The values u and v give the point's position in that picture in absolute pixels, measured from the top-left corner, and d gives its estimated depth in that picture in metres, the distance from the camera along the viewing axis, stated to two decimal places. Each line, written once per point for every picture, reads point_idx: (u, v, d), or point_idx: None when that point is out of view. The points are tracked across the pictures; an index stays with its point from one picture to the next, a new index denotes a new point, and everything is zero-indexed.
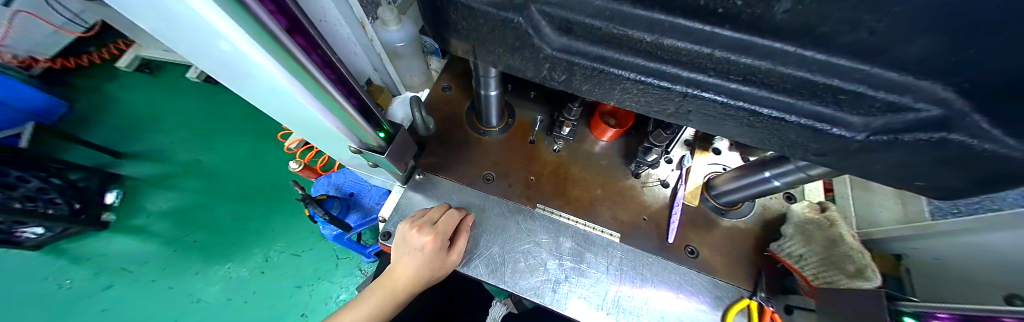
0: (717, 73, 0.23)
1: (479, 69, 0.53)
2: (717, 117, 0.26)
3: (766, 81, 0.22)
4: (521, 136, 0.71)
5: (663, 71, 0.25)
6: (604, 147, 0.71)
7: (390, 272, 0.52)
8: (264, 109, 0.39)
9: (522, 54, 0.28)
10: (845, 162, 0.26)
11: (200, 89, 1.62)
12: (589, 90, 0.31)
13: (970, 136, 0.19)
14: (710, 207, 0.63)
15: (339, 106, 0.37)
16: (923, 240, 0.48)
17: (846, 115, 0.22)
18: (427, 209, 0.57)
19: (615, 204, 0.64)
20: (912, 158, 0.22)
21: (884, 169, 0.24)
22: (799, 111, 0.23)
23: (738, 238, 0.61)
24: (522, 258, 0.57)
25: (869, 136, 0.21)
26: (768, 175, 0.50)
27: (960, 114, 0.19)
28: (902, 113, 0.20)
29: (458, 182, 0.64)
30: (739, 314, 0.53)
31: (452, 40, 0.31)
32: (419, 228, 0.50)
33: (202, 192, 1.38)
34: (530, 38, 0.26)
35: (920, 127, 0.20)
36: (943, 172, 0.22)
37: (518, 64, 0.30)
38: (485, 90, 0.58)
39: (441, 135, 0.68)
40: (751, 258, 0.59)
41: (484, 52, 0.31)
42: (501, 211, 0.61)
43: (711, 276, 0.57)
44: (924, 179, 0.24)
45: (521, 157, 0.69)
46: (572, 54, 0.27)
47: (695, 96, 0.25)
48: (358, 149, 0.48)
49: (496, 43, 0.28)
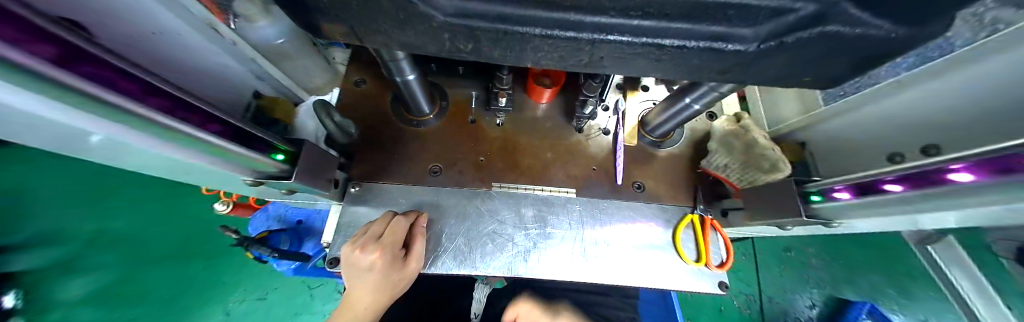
0: (618, 12, 0.21)
1: (383, 54, 0.46)
2: (628, 57, 0.26)
3: (664, 12, 0.20)
4: (458, 118, 0.67)
5: (569, 20, 0.22)
6: (546, 109, 0.70)
7: (347, 299, 0.48)
8: (65, 152, 0.27)
9: (412, 27, 0.24)
10: (746, 74, 0.27)
11: (44, 155, 1.24)
12: (501, 56, 0.28)
13: (844, 25, 0.19)
14: (648, 142, 0.67)
15: (201, 141, 0.29)
16: (823, 125, 0.57)
17: (739, 30, 0.21)
18: (370, 223, 0.53)
19: (567, 162, 0.66)
20: (801, 55, 0.23)
21: (779, 73, 0.26)
22: (699, 35, 0.22)
23: (676, 164, 0.66)
24: (489, 240, 0.56)
25: (760, 45, 0.22)
26: (688, 101, 0.53)
27: (835, 7, 0.18)
28: (786, 18, 0.20)
29: (403, 183, 0.59)
30: (686, 229, 0.60)
31: (320, 24, 0.25)
32: (363, 247, 0.46)
33: (120, 264, 1.12)
34: (413, 7, 0.21)
35: (802, 27, 0.20)
36: (827, 63, 0.24)
37: (415, 40, 0.26)
38: (401, 76, 0.51)
39: (369, 137, 0.61)
40: (688, 178, 0.65)
41: (369, 33, 0.25)
42: (458, 201, 0.59)
43: (659, 203, 0.62)
44: (812, 74, 0.26)
45: (464, 140, 0.65)
46: (468, 17, 0.22)
47: (603, 40, 0.23)
48: (255, 180, 0.40)
49: (373, 17, 0.23)
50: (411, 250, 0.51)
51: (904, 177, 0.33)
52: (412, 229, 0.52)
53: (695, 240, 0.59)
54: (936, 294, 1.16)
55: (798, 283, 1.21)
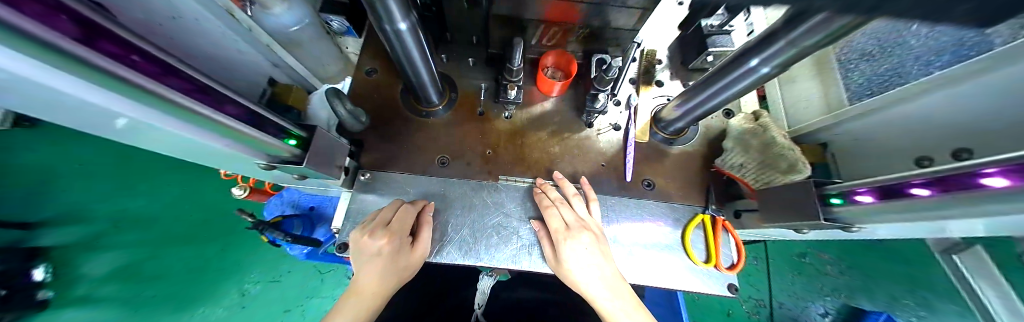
0: None
1: (391, 41, 0.46)
2: None
3: None
4: (466, 110, 0.67)
5: None
6: (555, 102, 0.70)
7: (354, 285, 0.49)
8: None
9: None
10: None
11: (69, 138, 1.29)
12: None
13: None
14: (659, 139, 0.66)
15: (223, 127, 0.30)
16: (844, 125, 0.53)
17: None
18: (378, 210, 0.54)
19: (575, 157, 0.65)
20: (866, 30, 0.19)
21: None
22: None
23: (688, 162, 0.65)
24: (494, 232, 0.56)
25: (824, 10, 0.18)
26: (755, 63, 0.38)
27: None
28: None
29: (411, 173, 0.59)
30: (696, 229, 0.59)
31: None
32: (372, 233, 0.47)
33: (144, 246, 1.19)
34: None
35: None
36: None
37: None
38: (389, 23, 0.41)
39: (379, 126, 0.62)
40: (700, 177, 0.63)
41: None
42: (463, 193, 0.59)
43: (668, 202, 0.61)
44: None
45: (473, 132, 0.65)
46: None
47: None
48: (270, 164, 0.41)
49: None
50: (418, 238, 0.52)
51: (936, 180, 0.31)
52: (420, 218, 0.54)
53: (705, 241, 0.57)
54: (958, 307, 1.10)
55: (808, 290, 1.18)
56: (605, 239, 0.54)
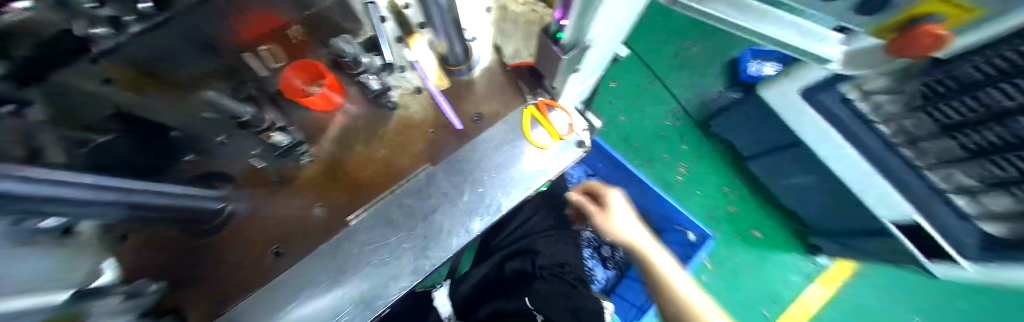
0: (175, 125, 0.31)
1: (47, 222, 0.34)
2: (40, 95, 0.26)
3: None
4: (264, 186, 0.56)
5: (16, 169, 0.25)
6: (348, 110, 0.61)
7: (263, 303, 0.49)
8: None
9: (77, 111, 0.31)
10: None
11: None
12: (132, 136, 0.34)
13: None
14: (461, 73, 0.62)
15: None
16: None
17: None
18: (250, 294, 0.50)
19: (403, 143, 0.61)
20: None
21: None
22: None
23: (493, 75, 0.63)
24: (381, 258, 0.54)
25: None
26: None
27: None
28: None
29: (250, 293, 0.50)
30: (533, 122, 0.60)
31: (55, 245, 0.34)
32: (274, 260, 0.52)
33: None
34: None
35: None
36: None
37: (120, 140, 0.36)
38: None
39: (174, 283, 0.50)
40: (509, 80, 0.63)
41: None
42: (326, 260, 0.52)
43: (501, 119, 0.62)
44: None
45: (290, 198, 0.56)
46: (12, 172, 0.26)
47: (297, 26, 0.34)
48: None
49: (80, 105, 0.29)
50: (331, 228, 0.54)
51: None
52: (327, 223, 0.55)
53: (543, 127, 0.60)
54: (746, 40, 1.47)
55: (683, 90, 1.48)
56: (478, 140, 0.61)
